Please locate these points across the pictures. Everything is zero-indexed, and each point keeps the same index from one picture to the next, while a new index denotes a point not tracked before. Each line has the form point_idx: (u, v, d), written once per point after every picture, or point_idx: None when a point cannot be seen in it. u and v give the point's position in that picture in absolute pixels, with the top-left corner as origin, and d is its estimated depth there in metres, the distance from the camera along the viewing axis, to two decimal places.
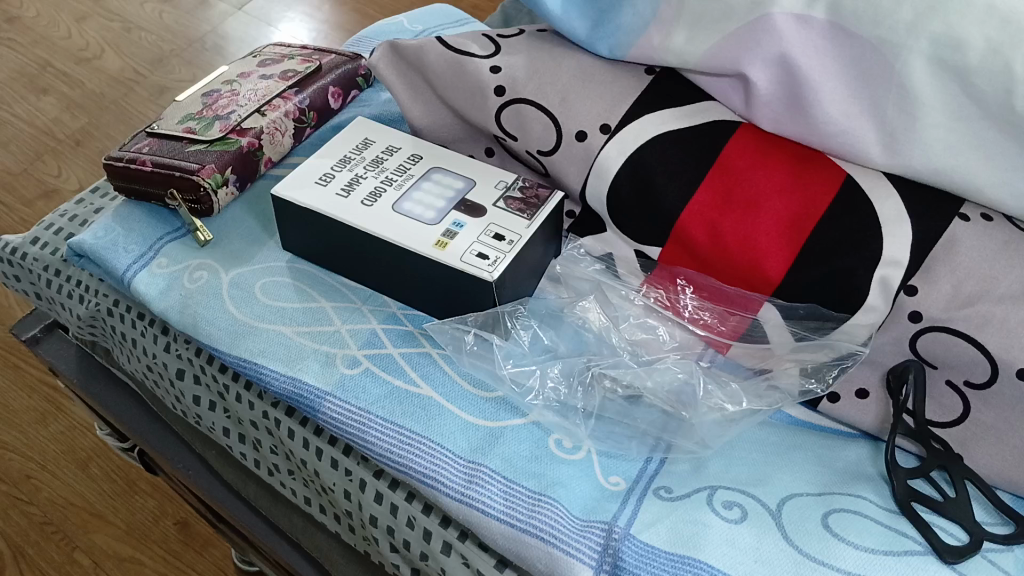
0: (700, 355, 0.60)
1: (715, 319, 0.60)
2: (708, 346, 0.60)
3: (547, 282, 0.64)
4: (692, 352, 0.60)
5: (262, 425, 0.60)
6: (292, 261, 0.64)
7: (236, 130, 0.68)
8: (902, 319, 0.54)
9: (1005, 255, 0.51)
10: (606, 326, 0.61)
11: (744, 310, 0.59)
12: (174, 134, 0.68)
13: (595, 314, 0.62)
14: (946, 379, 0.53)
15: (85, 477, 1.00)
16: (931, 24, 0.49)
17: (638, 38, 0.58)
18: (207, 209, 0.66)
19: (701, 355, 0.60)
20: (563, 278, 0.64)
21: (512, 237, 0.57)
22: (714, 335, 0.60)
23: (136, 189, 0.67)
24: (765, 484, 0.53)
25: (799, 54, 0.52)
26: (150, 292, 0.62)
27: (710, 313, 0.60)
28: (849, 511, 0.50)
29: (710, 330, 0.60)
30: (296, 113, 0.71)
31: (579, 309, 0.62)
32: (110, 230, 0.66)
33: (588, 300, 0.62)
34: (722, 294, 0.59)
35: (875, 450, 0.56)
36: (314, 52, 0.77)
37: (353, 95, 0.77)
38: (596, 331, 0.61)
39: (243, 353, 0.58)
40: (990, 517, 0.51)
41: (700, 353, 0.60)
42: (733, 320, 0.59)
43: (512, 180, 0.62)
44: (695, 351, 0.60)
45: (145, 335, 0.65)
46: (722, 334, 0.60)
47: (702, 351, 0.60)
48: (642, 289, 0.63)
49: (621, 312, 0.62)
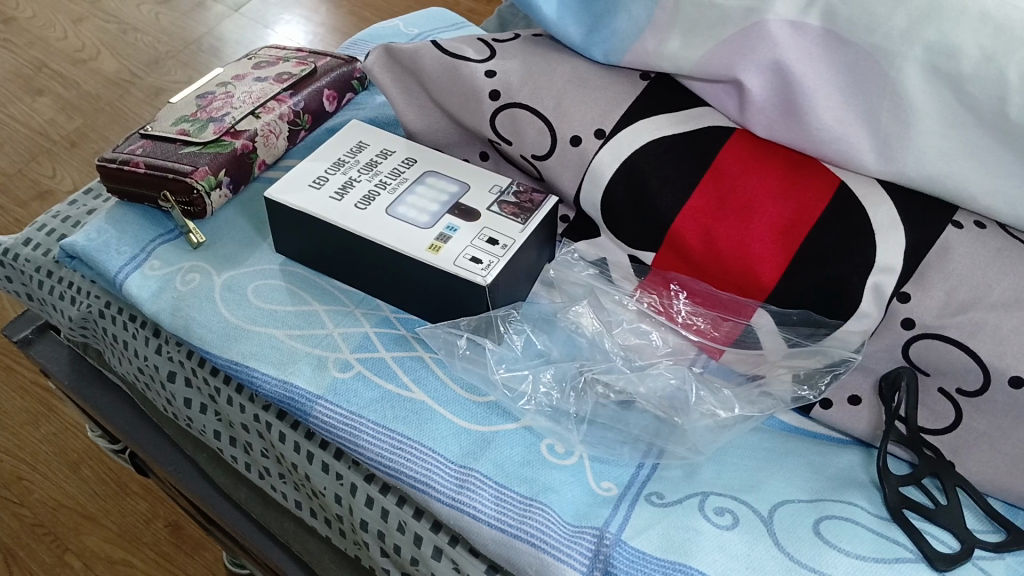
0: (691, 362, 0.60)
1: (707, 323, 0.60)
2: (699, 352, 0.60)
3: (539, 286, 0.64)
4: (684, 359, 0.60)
5: (252, 428, 0.60)
6: (285, 263, 0.64)
7: (231, 132, 0.68)
8: (896, 325, 0.54)
9: (998, 262, 0.51)
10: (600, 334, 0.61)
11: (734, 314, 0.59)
12: (168, 136, 0.68)
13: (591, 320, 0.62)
14: (938, 386, 0.53)
15: (76, 479, 1.00)
16: (925, 32, 0.49)
17: (633, 43, 0.58)
18: (200, 211, 0.66)
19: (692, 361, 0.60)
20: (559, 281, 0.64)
21: (507, 242, 0.57)
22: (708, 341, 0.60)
23: (129, 191, 0.67)
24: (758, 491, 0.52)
25: (793, 61, 0.52)
26: (142, 294, 0.62)
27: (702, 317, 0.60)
28: (841, 518, 0.50)
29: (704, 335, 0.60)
30: (290, 116, 0.71)
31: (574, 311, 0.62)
32: (103, 231, 0.66)
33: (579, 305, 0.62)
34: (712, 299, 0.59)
35: (867, 457, 0.56)
36: (309, 55, 0.77)
37: (348, 98, 0.77)
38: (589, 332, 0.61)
39: (235, 356, 0.58)
40: (981, 524, 0.51)
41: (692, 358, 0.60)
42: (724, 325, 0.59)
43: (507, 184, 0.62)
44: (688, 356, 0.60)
45: (136, 337, 0.65)
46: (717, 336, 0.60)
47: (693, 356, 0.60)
48: (636, 294, 0.62)
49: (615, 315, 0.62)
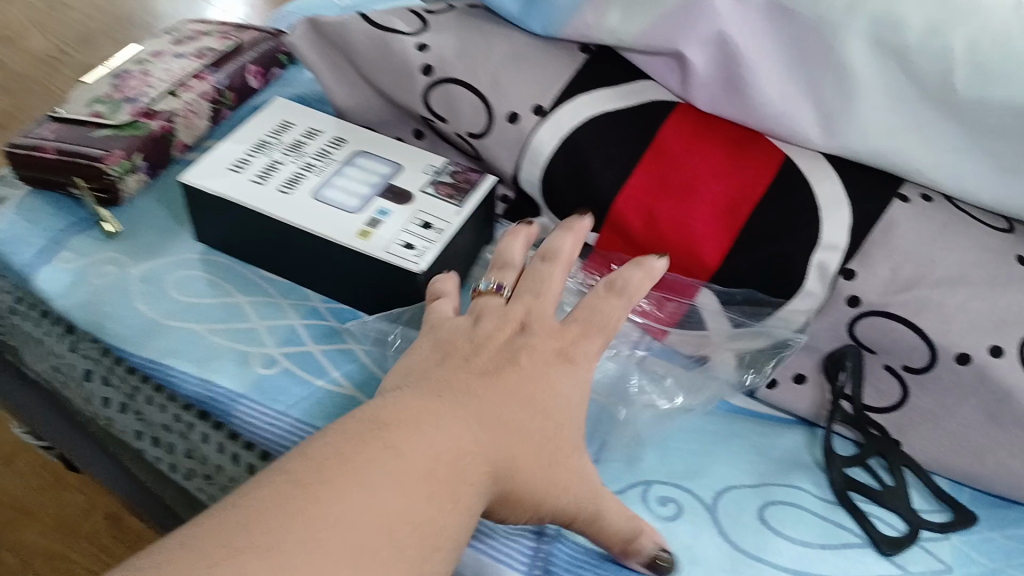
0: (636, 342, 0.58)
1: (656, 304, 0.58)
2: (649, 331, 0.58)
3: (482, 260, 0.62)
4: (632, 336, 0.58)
5: (173, 429, 0.57)
6: (206, 252, 0.61)
7: (147, 113, 0.63)
8: (841, 303, 0.52)
9: (942, 237, 0.50)
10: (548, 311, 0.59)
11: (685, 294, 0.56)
12: (79, 117, 0.63)
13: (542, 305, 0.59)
14: (883, 364, 0.52)
15: (9, 473, 0.96)
16: (870, 4, 0.49)
17: (571, 17, 0.55)
18: (115, 199, 0.63)
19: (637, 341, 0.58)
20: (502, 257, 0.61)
21: (444, 228, 0.54)
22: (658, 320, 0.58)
23: (39, 177, 0.63)
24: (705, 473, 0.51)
25: (735, 33, 0.51)
26: (53, 288, 0.58)
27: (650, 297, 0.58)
28: (785, 503, 0.49)
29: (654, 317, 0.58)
30: (212, 95, 0.67)
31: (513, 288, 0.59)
32: (11, 223, 0.62)
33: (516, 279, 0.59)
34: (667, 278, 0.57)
35: (811, 438, 0.54)
36: (232, 29, 0.73)
37: (274, 74, 0.73)
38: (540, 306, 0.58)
39: (153, 353, 0.55)
40: (928, 504, 0.50)
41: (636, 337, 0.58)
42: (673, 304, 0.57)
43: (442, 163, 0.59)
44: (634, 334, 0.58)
45: (48, 334, 0.60)
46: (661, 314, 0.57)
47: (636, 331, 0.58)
48: (580, 273, 0.59)
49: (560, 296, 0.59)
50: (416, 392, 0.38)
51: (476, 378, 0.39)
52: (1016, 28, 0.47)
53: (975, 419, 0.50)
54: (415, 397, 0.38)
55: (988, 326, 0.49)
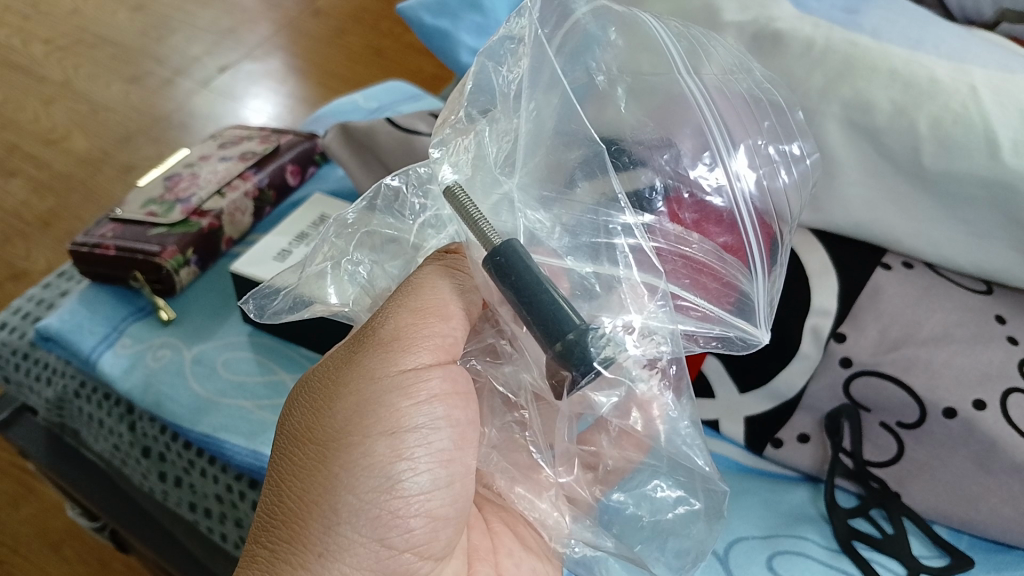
0: (607, 246, 0.40)
1: (712, 260, 0.44)
2: (673, 182, 0.46)
3: (357, 206, 0.45)
4: (588, 249, 0.40)
5: (224, 500, 0.61)
6: (252, 334, 0.69)
7: (197, 212, 0.73)
8: (835, 366, 0.56)
9: (925, 300, 0.55)
10: (511, 125, 0.41)
11: (743, 200, 0.46)
12: (137, 218, 0.73)
13: (460, 143, 0.41)
14: (879, 422, 0.55)
15: (58, 561, 0.95)
16: (840, 90, 0.55)
17: None
18: (169, 288, 0.71)
19: (596, 210, 0.41)
20: (427, 184, 0.44)
21: (385, 287, 0.44)
22: (557, 373, 0.36)
23: (101, 273, 0.71)
24: (687, 564, 0.46)
25: (716, 79, 0.50)
26: (116, 371, 0.66)
27: (702, 259, 0.44)
28: (792, 552, 0.54)
29: (676, 308, 0.42)
30: (254, 193, 0.76)
31: (592, 63, 0.47)
32: (76, 313, 0.70)
33: (527, 48, 0.42)
34: (741, 181, 0.47)
35: (815, 492, 0.58)
36: (272, 133, 0.83)
37: (310, 171, 0.82)
38: (552, 64, 0.42)
39: (206, 429, 0.62)
40: (927, 551, 0.54)
41: (609, 273, 0.40)
42: (728, 240, 0.45)
43: (585, 13, 0.46)
44: (602, 254, 0.40)
45: (111, 414, 0.68)
46: (804, 159, 0.53)
47: (615, 256, 0.40)
48: (644, 332, 0.39)
49: (614, 139, 0.47)
50: (296, 495, 0.38)
51: (327, 457, 0.38)
52: (972, 107, 0.53)
53: (967, 467, 0.53)
54: (290, 503, 0.38)
55: (971, 381, 0.52)
